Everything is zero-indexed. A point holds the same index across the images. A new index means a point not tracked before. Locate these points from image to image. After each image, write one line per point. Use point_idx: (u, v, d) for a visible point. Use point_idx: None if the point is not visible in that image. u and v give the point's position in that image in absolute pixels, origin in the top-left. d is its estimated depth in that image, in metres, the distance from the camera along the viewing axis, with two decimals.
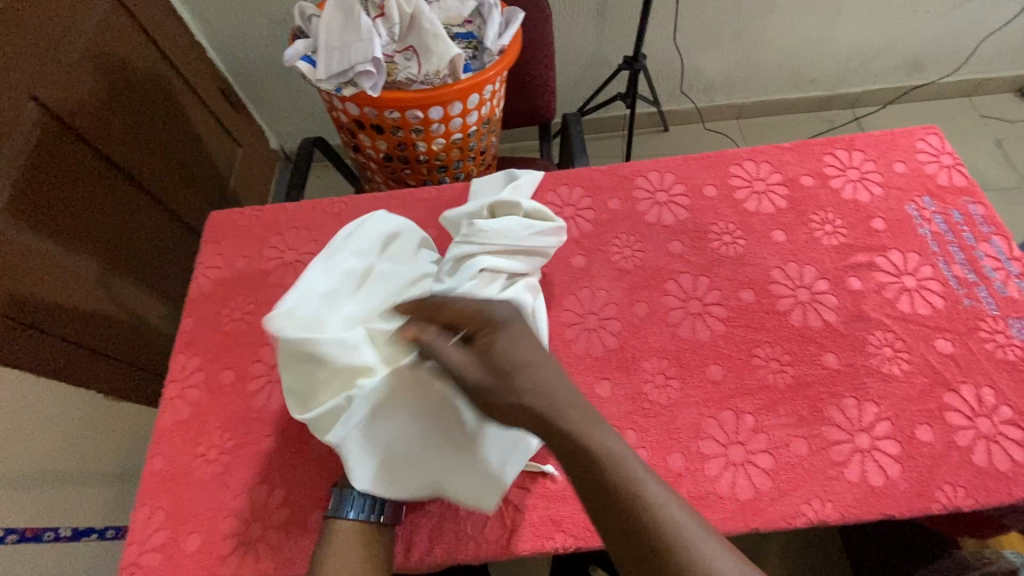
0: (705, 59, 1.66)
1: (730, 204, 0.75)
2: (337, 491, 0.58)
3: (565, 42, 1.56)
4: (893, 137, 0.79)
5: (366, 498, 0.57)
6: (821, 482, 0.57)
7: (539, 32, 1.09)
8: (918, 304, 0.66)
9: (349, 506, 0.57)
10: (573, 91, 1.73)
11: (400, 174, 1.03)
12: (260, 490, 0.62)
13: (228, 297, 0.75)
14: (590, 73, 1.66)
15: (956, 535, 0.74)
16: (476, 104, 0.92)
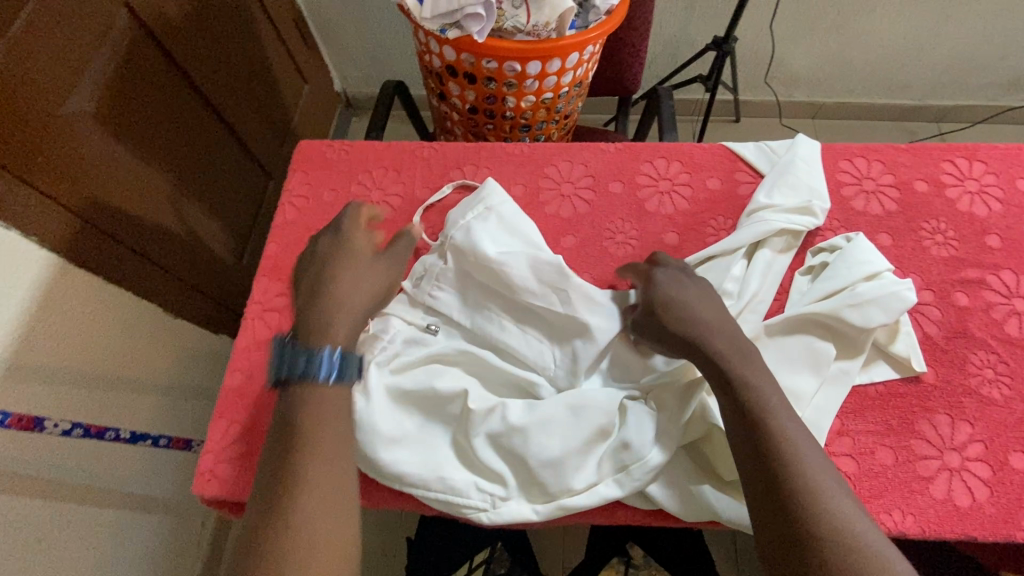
0: (795, 50, 1.59)
1: (836, 200, 0.72)
2: (285, 350, 0.53)
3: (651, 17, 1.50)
4: (1020, 152, 0.74)
5: (335, 357, 0.52)
6: (904, 494, 0.56)
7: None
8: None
9: (312, 362, 0.52)
10: (650, 68, 1.67)
11: (481, 129, 1.01)
12: None
13: (314, 228, 0.75)
14: (671, 52, 1.60)
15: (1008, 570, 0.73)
16: (573, 64, 0.89)
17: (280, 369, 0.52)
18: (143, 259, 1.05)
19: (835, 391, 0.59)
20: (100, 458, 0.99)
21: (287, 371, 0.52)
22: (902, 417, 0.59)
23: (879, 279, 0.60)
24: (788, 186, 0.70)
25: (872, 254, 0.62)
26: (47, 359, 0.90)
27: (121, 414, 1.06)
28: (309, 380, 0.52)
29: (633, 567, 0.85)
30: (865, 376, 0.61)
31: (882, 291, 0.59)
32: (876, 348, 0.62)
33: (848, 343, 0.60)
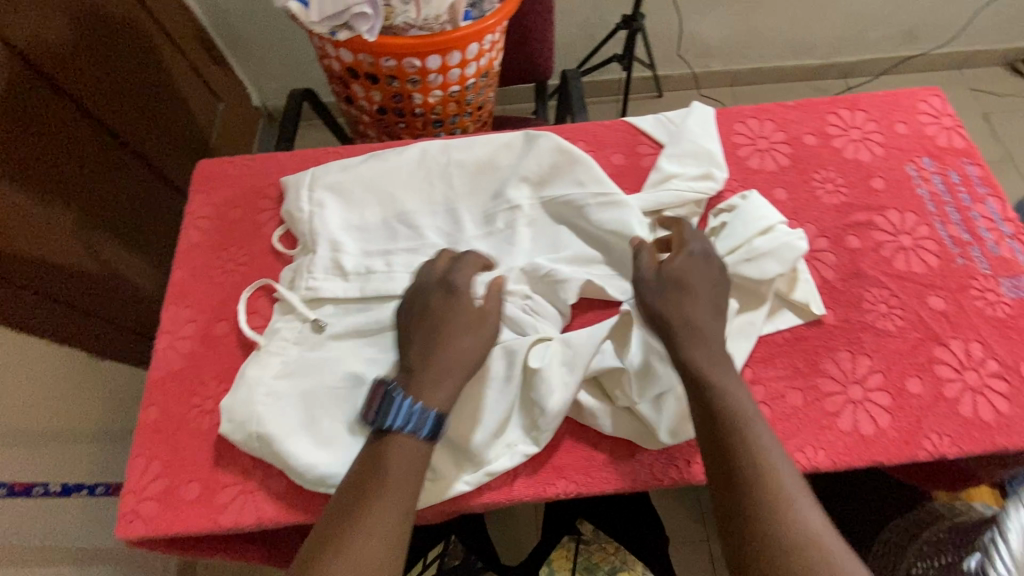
0: (703, 21, 1.63)
1: (734, 161, 0.75)
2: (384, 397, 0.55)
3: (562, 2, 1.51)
4: (896, 98, 0.79)
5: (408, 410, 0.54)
6: (815, 430, 0.59)
7: None
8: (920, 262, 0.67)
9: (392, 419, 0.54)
10: (569, 53, 1.69)
11: (394, 129, 1.00)
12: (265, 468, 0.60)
13: (221, 249, 0.72)
14: (588, 34, 1.62)
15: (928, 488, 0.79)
16: (475, 55, 0.89)
17: (385, 417, 0.54)
18: (57, 304, 0.99)
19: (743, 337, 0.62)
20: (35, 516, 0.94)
21: (394, 421, 0.54)
22: (809, 361, 0.62)
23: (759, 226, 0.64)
24: (687, 153, 0.72)
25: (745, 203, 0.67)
26: None
27: (52, 467, 1.01)
28: (393, 432, 0.54)
29: (583, 542, 0.87)
30: (771, 323, 0.64)
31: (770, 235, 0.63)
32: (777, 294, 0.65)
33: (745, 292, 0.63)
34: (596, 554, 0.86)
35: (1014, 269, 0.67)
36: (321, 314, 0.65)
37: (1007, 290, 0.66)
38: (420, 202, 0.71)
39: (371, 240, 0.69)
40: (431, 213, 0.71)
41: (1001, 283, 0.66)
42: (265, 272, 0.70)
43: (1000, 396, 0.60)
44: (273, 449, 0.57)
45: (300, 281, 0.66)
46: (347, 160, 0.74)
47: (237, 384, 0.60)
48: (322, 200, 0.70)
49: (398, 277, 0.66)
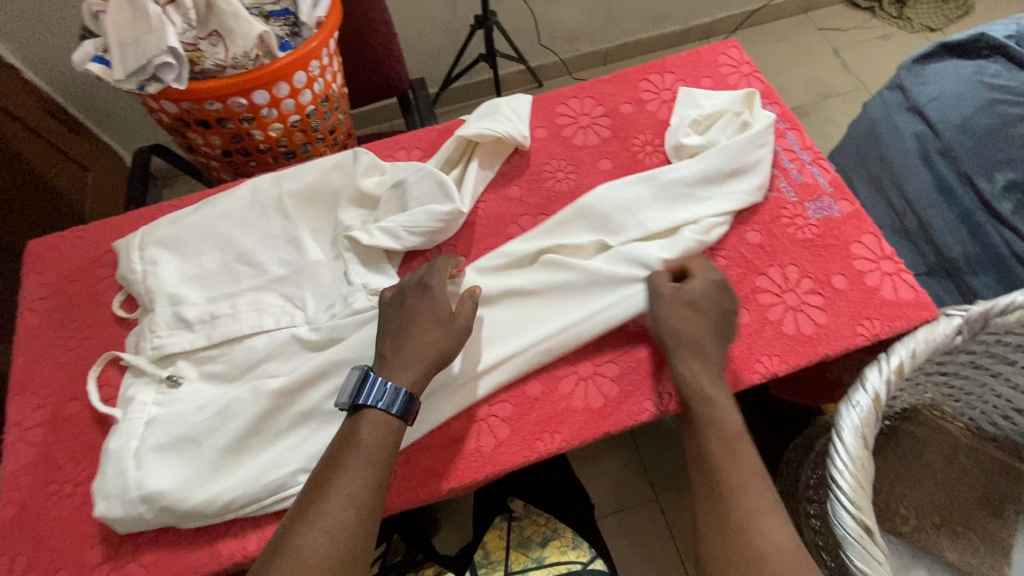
0: (558, 8, 1.69)
1: (560, 142, 0.79)
2: (358, 379, 0.57)
3: (416, 12, 1.53)
4: (699, 55, 0.85)
5: (386, 389, 0.56)
6: (659, 377, 0.63)
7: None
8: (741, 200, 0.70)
9: (369, 397, 0.56)
10: (438, 60, 1.71)
11: (246, 168, 0.99)
12: (133, 538, 0.59)
13: (63, 327, 0.70)
14: (450, 38, 1.64)
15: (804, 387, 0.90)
16: (305, 82, 0.89)
17: (358, 395, 0.56)
18: None
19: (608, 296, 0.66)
20: None
21: (368, 398, 0.56)
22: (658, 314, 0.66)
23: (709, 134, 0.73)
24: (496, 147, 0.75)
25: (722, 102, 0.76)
26: None
27: None
28: (369, 409, 0.56)
29: (515, 519, 0.88)
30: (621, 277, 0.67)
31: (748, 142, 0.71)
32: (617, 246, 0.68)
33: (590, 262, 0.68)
34: (528, 528, 0.87)
35: (816, 192, 0.73)
36: (175, 369, 0.64)
37: (812, 212, 0.72)
38: (259, 238, 0.71)
39: (219, 284, 0.68)
40: (273, 246, 0.71)
41: (808, 207, 0.72)
42: (111, 341, 0.69)
43: (816, 309, 0.66)
44: (161, 508, 0.56)
45: (144, 343, 0.65)
46: (178, 212, 0.73)
47: (104, 461, 0.59)
48: (157, 258, 0.69)
49: (243, 315, 0.66)
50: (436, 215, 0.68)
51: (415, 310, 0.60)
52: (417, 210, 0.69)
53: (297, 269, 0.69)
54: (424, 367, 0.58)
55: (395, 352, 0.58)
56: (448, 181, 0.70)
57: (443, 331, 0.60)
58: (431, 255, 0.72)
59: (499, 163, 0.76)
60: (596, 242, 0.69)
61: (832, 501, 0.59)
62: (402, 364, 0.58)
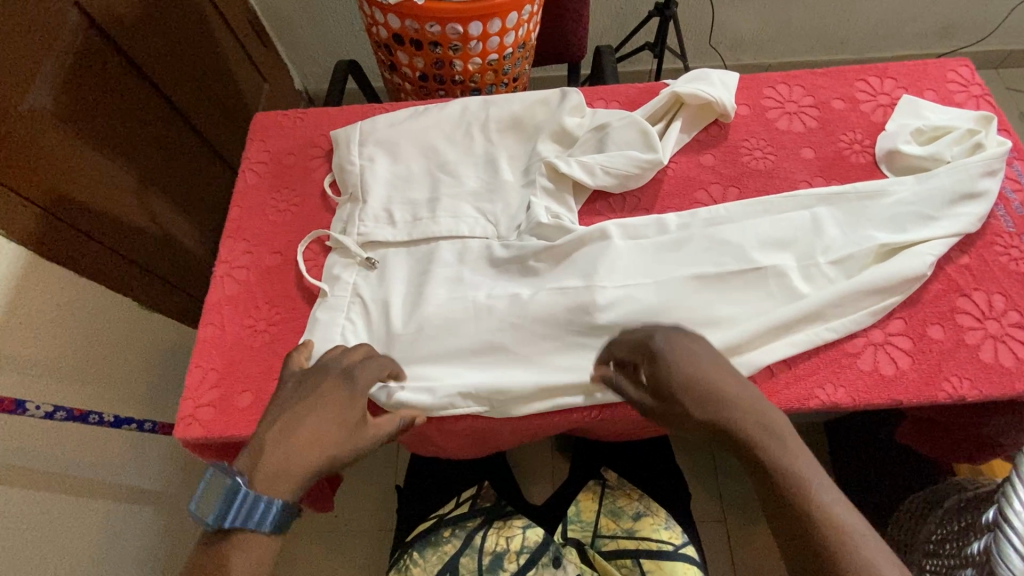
0: (734, 13, 1.66)
1: (762, 123, 0.78)
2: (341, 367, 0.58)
3: None
4: (925, 67, 0.81)
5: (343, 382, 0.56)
6: (835, 370, 0.62)
7: None
8: (957, 214, 0.66)
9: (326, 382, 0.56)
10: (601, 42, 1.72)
11: (434, 95, 1.05)
12: None
13: (275, 190, 0.78)
14: (619, 23, 1.65)
15: (951, 443, 0.84)
16: (514, 24, 0.94)
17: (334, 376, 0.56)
18: (118, 255, 1.05)
19: (806, 281, 0.65)
20: (109, 450, 1.00)
21: (234, 519, 0.48)
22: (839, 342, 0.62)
23: (937, 147, 0.70)
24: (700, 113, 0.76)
25: (959, 119, 0.72)
26: (37, 353, 0.91)
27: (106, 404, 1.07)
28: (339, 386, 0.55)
29: (607, 487, 0.88)
30: (808, 265, 0.66)
31: (984, 165, 0.67)
32: (814, 239, 0.67)
33: (784, 247, 0.67)
34: (620, 500, 0.86)
35: None
36: (374, 254, 0.70)
37: None
38: (465, 149, 0.76)
39: (429, 183, 0.74)
40: (472, 163, 0.75)
41: None
42: (315, 211, 0.75)
43: (1020, 344, 0.61)
44: None
45: (350, 227, 0.71)
46: (392, 115, 0.79)
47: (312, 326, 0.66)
48: (371, 151, 0.75)
49: (442, 219, 0.71)
50: (635, 159, 0.70)
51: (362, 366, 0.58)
52: (617, 152, 0.71)
53: (492, 189, 0.73)
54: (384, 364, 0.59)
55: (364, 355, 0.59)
56: (652, 131, 0.72)
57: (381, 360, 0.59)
58: (615, 202, 0.73)
59: (699, 130, 0.76)
60: (790, 224, 0.68)
61: (1001, 540, 0.55)
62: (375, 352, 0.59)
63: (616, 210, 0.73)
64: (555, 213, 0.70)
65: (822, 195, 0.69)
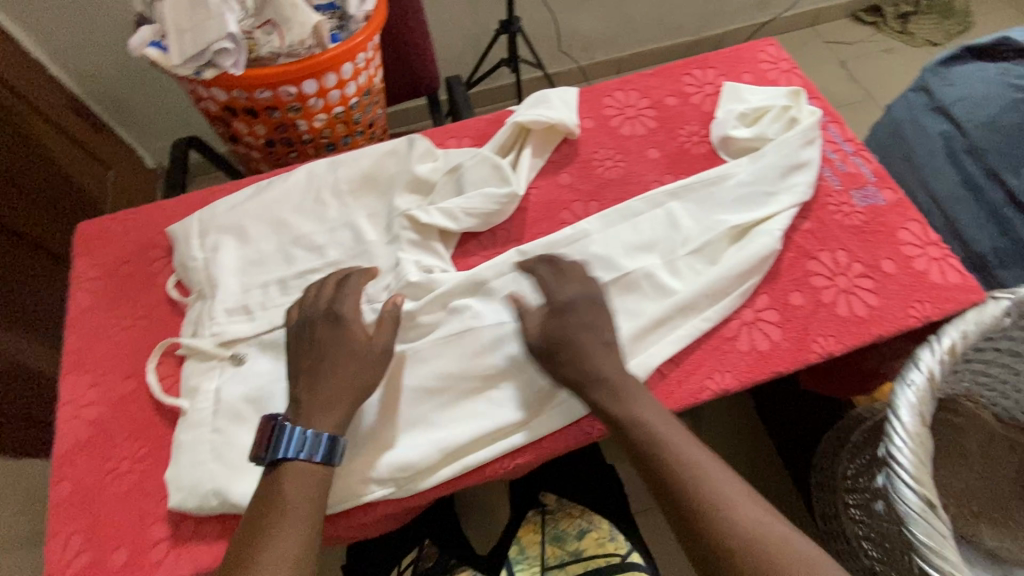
0: (578, 16, 1.73)
1: (607, 132, 0.81)
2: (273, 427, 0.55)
3: (443, 17, 1.58)
4: (739, 52, 0.87)
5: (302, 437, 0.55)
6: (719, 356, 0.64)
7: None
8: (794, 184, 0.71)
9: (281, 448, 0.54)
10: (460, 64, 1.74)
11: (287, 158, 1.00)
12: (190, 520, 0.57)
13: (117, 306, 0.70)
14: (472, 43, 1.67)
15: (843, 382, 0.91)
16: (351, 74, 0.91)
17: (277, 449, 0.54)
18: None
19: (675, 278, 0.67)
20: None
21: (288, 449, 0.54)
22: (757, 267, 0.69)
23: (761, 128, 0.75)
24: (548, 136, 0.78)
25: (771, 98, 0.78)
26: None
27: None
28: (291, 462, 0.54)
29: (548, 514, 0.87)
30: (673, 260, 0.69)
31: (802, 136, 0.72)
32: (674, 235, 0.70)
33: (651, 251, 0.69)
34: (562, 521, 0.85)
35: (862, 181, 0.75)
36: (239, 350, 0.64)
37: (858, 199, 0.74)
38: (318, 217, 0.72)
39: (286, 263, 0.69)
40: (331, 232, 0.71)
41: (853, 195, 0.74)
42: (168, 320, 0.68)
43: (867, 292, 0.67)
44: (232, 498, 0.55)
45: (203, 329, 0.65)
46: (234, 197, 0.74)
47: (177, 452, 0.58)
48: (216, 243, 0.69)
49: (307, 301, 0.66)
50: (493, 196, 0.70)
51: (329, 342, 0.59)
52: (475, 193, 0.70)
53: (357, 256, 0.69)
54: (350, 400, 0.57)
55: (312, 388, 0.57)
56: (505, 165, 0.72)
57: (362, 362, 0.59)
58: (485, 239, 0.73)
59: (551, 150, 0.78)
60: (655, 230, 0.70)
61: (893, 479, 0.60)
62: (325, 408, 0.56)
63: (487, 247, 0.72)
64: (426, 265, 0.67)
65: (676, 193, 0.73)
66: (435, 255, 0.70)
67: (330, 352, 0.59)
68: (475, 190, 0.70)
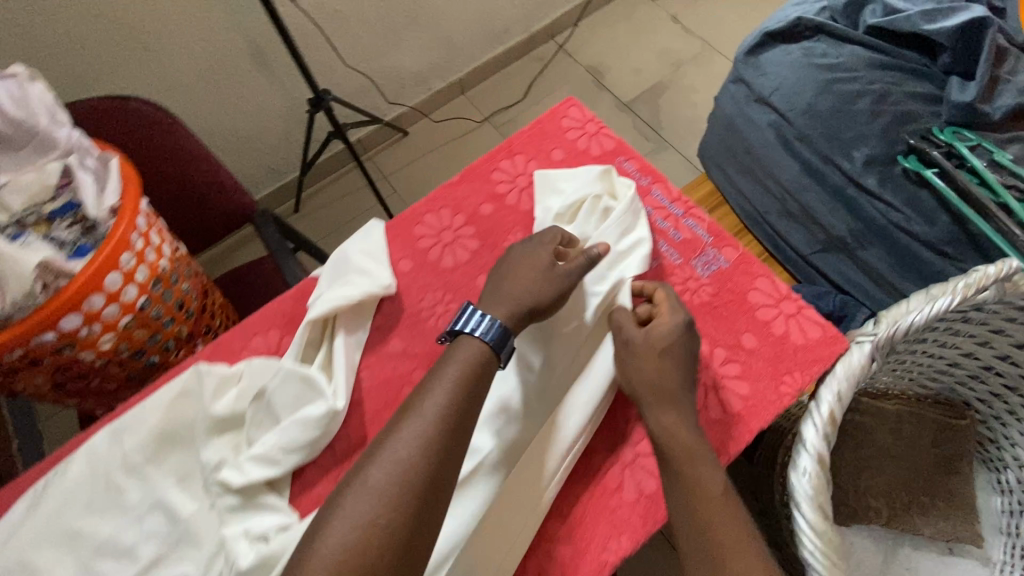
0: (396, 56, 1.66)
1: (429, 269, 0.71)
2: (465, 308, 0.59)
3: (256, 103, 1.48)
4: (542, 126, 0.80)
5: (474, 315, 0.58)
6: (607, 517, 0.58)
7: (179, 142, 0.94)
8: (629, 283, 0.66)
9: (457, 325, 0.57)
10: (292, 144, 1.65)
11: (94, 386, 0.84)
12: None
13: None
14: (293, 118, 1.59)
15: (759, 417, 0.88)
16: (121, 282, 0.76)
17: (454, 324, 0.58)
18: None
19: (540, 440, 0.60)
20: None
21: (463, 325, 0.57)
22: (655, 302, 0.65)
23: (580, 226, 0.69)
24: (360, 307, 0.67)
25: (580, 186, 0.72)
26: None
27: None
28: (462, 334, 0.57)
29: None
30: (534, 419, 0.61)
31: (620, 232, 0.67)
32: (527, 390, 0.63)
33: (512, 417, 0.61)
34: None
35: (700, 244, 0.70)
36: None
37: (701, 269, 0.69)
38: (112, 513, 0.59)
39: None
40: (137, 526, 0.58)
41: (695, 265, 0.69)
42: None
43: (736, 381, 0.63)
44: None
45: None
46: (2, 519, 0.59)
47: None
48: None
49: None
50: (308, 421, 0.59)
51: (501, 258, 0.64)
52: (288, 422, 0.59)
53: (176, 549, 0.57)
54: (514, 303, 0.59)
55: (493, 293, 0.61)
56: (314, 375, 0.61)
57: (544, 279, 0.61)
58: (326, 460, 0.62)
59: (370, 318, 0.67)
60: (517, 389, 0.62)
61: None
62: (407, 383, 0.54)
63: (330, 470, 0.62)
64: (258, 533, 0.56)
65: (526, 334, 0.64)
66: (268, 512, 0.58)
67: (515, 267, 0.62)
68: (287, 419, 0.60)
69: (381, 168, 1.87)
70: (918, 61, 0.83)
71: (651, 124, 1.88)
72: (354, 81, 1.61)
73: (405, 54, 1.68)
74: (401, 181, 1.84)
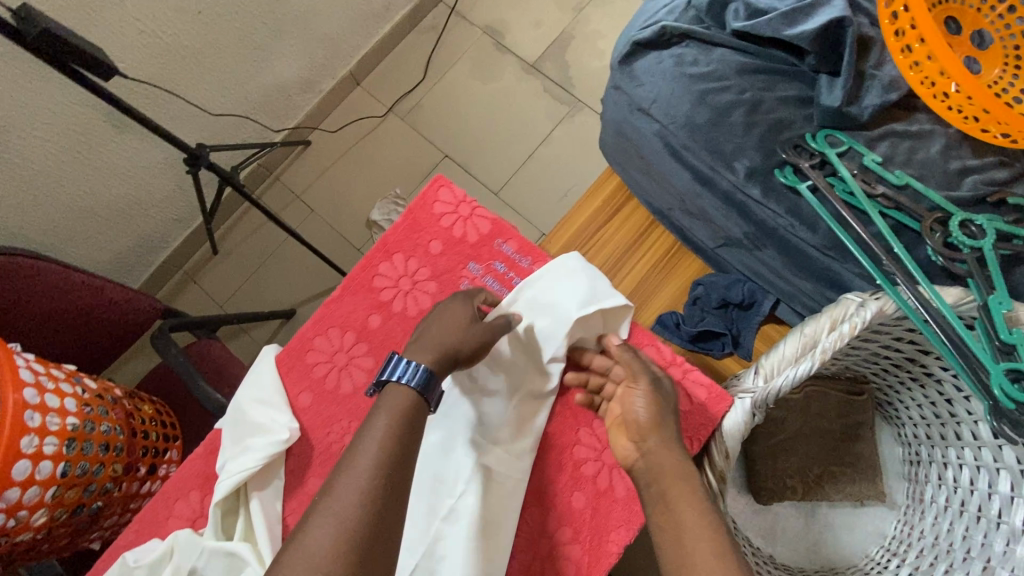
0: (272, 70, 1.52)
1: (330, 398, 0.72)
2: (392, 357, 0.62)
3: (131, 163, 1.37)
4: (414, 215, 0.77)
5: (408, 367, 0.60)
6: None
7: (55, 277, 0.91)
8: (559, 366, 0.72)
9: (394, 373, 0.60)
10: (187, 191, 1.54)
11: (46, 547, 0.86)
12: None
13: None
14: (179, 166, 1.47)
15: None
16: (31, 465, 0.76)
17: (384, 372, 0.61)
18: None
19: (467, 555, 0.65)
20: None
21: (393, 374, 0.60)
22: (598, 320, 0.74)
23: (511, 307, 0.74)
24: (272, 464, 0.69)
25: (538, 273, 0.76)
26: None
27: None
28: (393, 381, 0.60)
29: None
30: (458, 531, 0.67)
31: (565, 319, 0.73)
32: (449, 498, 0.69)
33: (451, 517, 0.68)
34: None
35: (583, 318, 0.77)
36: None
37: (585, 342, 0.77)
38: None
39: None
40: None
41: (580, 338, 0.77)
42: None
43: None
44: None
45: None
46: None
47: None
48: None
49: None
50: None
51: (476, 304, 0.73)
52: None
53: None
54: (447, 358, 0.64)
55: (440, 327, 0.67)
56: (239, 548, 0.63)
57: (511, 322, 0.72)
58: None
59: (281, 466, 0.69)
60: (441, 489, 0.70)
61: None
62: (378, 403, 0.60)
63: None
64: None
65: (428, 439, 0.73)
66: None
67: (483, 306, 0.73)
68: None
69: (293, 188, 1.75)
70: (785, 57, 0.84)
71: (563, 86, 1.74)
72: (233, 113, 1.48)
73: (281, 68, 1.54)
74: (317, 198, 1.74)
